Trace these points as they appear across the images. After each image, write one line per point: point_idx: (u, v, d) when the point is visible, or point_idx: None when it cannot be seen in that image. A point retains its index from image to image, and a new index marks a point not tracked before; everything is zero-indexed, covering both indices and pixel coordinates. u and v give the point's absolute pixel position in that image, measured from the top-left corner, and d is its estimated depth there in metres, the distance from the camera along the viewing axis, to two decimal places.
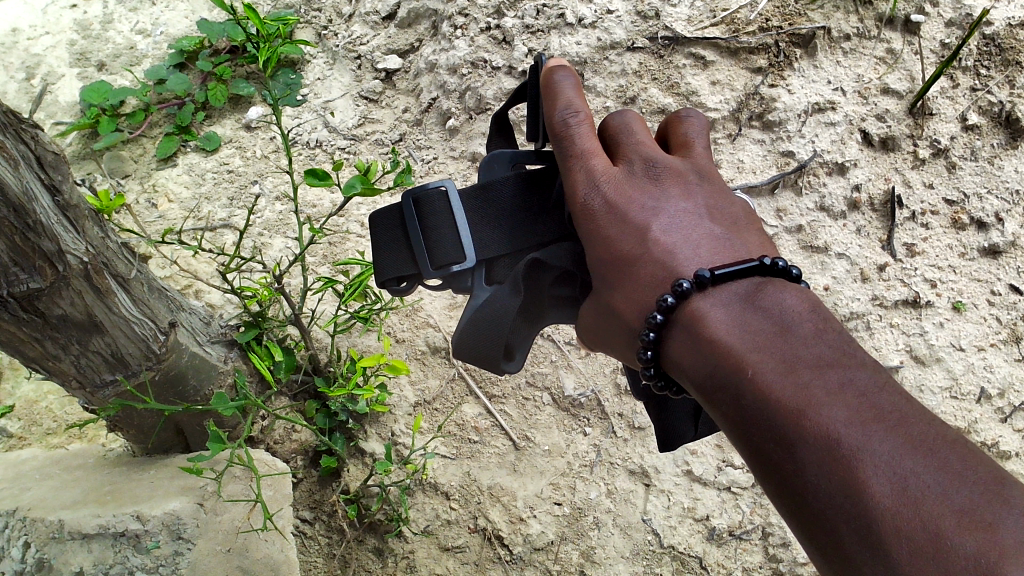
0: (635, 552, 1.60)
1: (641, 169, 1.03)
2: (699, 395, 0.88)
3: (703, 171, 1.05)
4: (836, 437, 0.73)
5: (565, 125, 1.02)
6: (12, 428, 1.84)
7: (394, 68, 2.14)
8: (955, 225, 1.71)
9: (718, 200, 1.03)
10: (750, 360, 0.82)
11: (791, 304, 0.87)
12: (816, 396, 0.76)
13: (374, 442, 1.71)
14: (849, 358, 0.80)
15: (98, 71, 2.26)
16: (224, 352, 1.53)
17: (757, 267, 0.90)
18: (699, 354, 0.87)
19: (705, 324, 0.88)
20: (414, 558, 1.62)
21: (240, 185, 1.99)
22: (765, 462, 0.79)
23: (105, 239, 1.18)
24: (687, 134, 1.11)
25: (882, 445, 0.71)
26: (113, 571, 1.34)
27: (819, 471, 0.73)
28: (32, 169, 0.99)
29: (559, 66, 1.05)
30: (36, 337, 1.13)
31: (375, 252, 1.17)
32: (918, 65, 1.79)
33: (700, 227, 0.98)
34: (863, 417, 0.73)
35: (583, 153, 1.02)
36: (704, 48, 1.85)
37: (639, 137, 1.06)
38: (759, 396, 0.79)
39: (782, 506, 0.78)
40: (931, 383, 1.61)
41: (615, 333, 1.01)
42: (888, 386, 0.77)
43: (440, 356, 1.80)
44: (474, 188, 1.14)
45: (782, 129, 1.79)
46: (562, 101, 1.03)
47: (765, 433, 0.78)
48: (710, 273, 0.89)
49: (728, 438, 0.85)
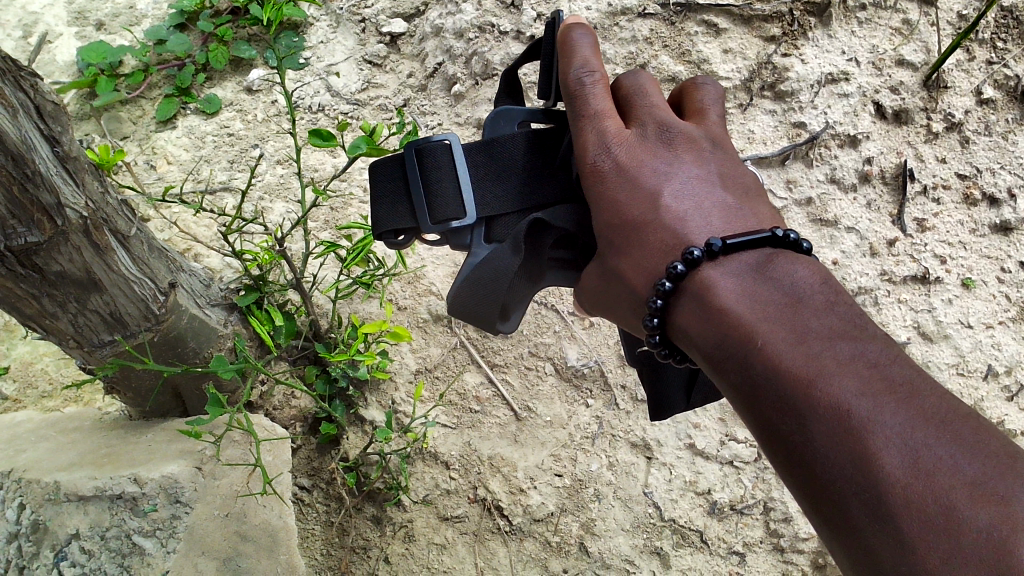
0: (636, 525, 1.58)
1: (654, 133, 0.99)
2: (706, 365, 0.85)
3: (717, 139, 1.01)
4: (846, 408, 0.70)
5: (580, 84, 0.98)
6: (7, 389, 1.81)
7: (400, 32, 2.10)
8: (967, 201, 1.69)
9: (730, 168, 0.99)
10: (761, 330, 0.79)
11: (803, 276, 0.84)
12: (827, 367, 0.74)
13: (375, 410, 1.69)
14: (860, 331, 0.78)
15: (96, 30, 2.21)
16: (224, 315, 1.50)
17: (768, 238, 0.88)
18: (706, 323, 0.85)
19: (714, 292, 0.85)
20: (412, 527, 1.60)
21: (240, 149, 1.96)
22: (772, 434, 0.76)
23: (104, 195, 1.15)
24: (702, 101, 1.06)
25: (894, 417, 0.69)
26: (110, 533, 1.32)
27: (829, 443, 0.70)
28: (31, 118, 0.96)
29: (576, 24, 1.01)
30: (34, 294, 1.11)
31: (371, 203, 1.13)
32: (934, 37, 1.77)
33: (711, 195, 0.95)
34: (875, 389, 0.71)
35: (595, 114, 0.98)
36: (716, 15, 1.83)
37: (653, 101, 1.02)
38: (769, 366, 0.77)
39: (790, 480, 0.75)
40: (937, 359, 1.59)
41: (620, 300, 0.98)
42: (900, 359, 0.75)
43: (442, 324, 1.78)
44: (477, 145, 1.11)
45: (794, 100, 1.76)
46: (578, 60, 0.99)
47: (772, 404, 0.76)
48: (722, 242, 0.86)
49: (734, 409, 0.83)
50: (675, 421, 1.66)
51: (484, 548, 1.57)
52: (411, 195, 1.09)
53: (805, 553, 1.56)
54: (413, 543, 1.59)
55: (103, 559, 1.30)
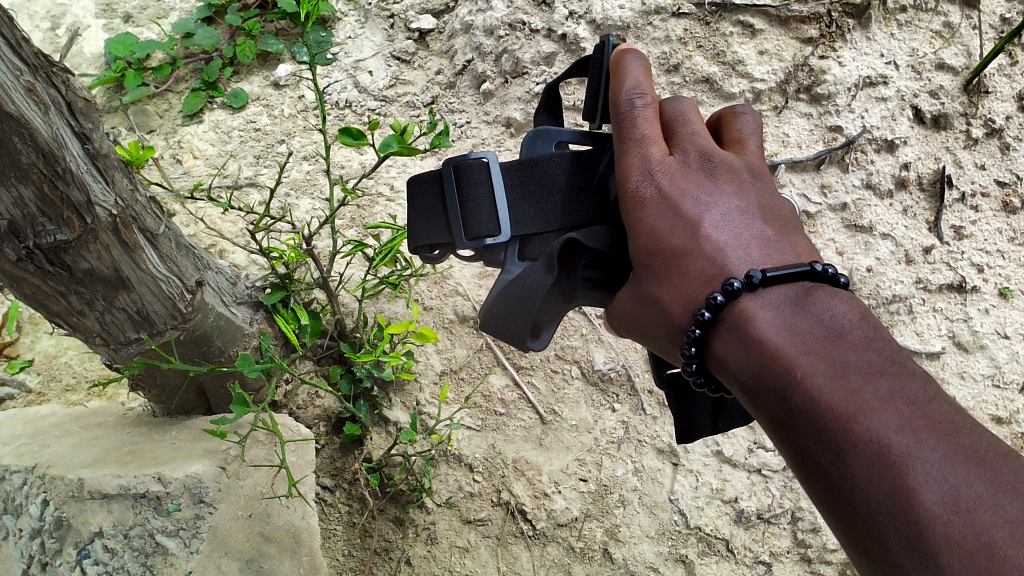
0: (661, 532, 1.56)
1: (696, 161, 0.96)
2: (742, 394, 0.83)
3: (756, 170, 0.99)
4: (885, 444, 0.68)
5: (630, 106, 0.97)
6: (31, 383, 1.81)
7: (428, 28, 2.08)
8: (1006, 209, 1.66)
9: (769, 201, 0.97)
10: (800, 362, 0.77)
11: (841, 310, 0.82)
12: (867, 401, 0.72)
13: (399, 411, 1.67)
14: (899, 367, 0.76)
15: (124, 23, 2.21)
16: (250, 314, 1.49)
17: (807, 272, 0.85)
18: (744, 352, 0.82)
19: (752, 322, 0.83)
20: (435, 530, 1.58)
21: (266, 144, 1.94)
22: (810, 468, 0.74)
23: (133, 192, 1.14)
24: (741, 131, 1.03)
25: (934, 454, 0.67)
26: (133, 532, 1.31)
27: (868, 477, 0.68)
28: (62, 116, 0.94)
29: (631, 49, 1.02)
30: (61, 292, 1.10)
31: (409, 217, 1.13)
32: (976, 40, 1.73)
33: (750, 228, 0.92)
34: (915, 426, 0.69)
35: (641, 138, 0.97)
36: (752, 15, 1.79)
37: (694, 128, 1.00)
38: (808, 399, 0.75)
39: (828, 516, 0.73)
40: (972, 370, 1.57)
41: (654, 327, 0.96)
42: (939, 397, 0.72)
43: (468, 326, 1.76)
44: (517, 163, 1.09)
45: (831, 103, 1.73)
46: (630, 81, 0.98)
47: (811, 437, 0.74)
48: (761, 273, 0.84)
49: (770, 442, 0.81)
50: None
51: (506, 552, 1.55)
52: (447, 209, 1.08)
53: (834, 564, 1.53)
54: (435, 546, 1.57)
55: (126, 558, 1.30)
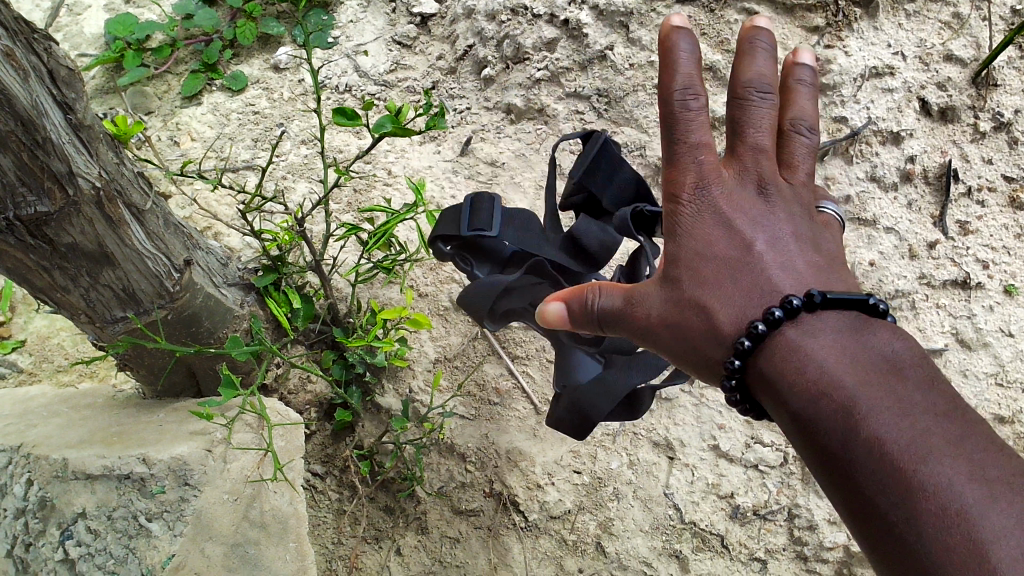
0: (655, 527, 1.54)
1: (753, 176, 0.93)
2: (787, 421, 0.79)
3: (802, 194, 0.97)
4: (955, 490, 0.64)
5: (685, 107, 0.91)
6: (23, 363, 1.80)
7: (430, 13, 2.06)
8: (1014, 204, 1.64)
9: (817, 227, 0.95)
10: (863, 393, 0.73)
11: (900, 347, 0.79)
12: (935, 442, 0.67)
13: (391, 398, 1.65)
14: (964, 410, 0.72)
15: (124, 3, 2.18)
16: (241, 296, 1.47)
17: (864, 305, 0.82)
18: (797, 380, 0.79)
19: (805, 351, 0.80)
20: (426, 519, 1.58)
21: (265, 128, 1.92)
22: (862, 506, 0.70)
23: (119, 166, 1.12)
24: (789, 149, 1.00)
25: (1007, 506, 0.63)
26: (116, 513, 1.28)
27: (931, 521, 0.64)
28: (43, 83, 0.92)
29: (688, 37, 0.94)
30: (44, 266, 1.08)
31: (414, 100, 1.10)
32: (985, 32, 1.70)
33: (802, 253, 0.90)
34: (986, 473, 0.65)
35: (697, 144, 0.92)
36: (758, 3, 1.76)
37: (748, 138, 0.96)
38: (868, 436, 0.70)
39: (874, 558, 0.69)
40: (976, 368, 1.54)
41: (686, 338, 0.92)
42: (1007, 448, 0.69)
43: (463, 313, 1.73)
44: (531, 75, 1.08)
45: (836, 93, 1.70)
46: (683, 77, 0.92)
47: (867, 478, 0.69)
48: (822, 296, 0.82)
49: (813, 475, 0.77)
50: (698, 421, 1.62)
51: (496, 543, 1.54)
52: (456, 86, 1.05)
53: (830, 563, 1.51)
54: (425, 535, 1.57)
55: (109, 540, 1.26)
